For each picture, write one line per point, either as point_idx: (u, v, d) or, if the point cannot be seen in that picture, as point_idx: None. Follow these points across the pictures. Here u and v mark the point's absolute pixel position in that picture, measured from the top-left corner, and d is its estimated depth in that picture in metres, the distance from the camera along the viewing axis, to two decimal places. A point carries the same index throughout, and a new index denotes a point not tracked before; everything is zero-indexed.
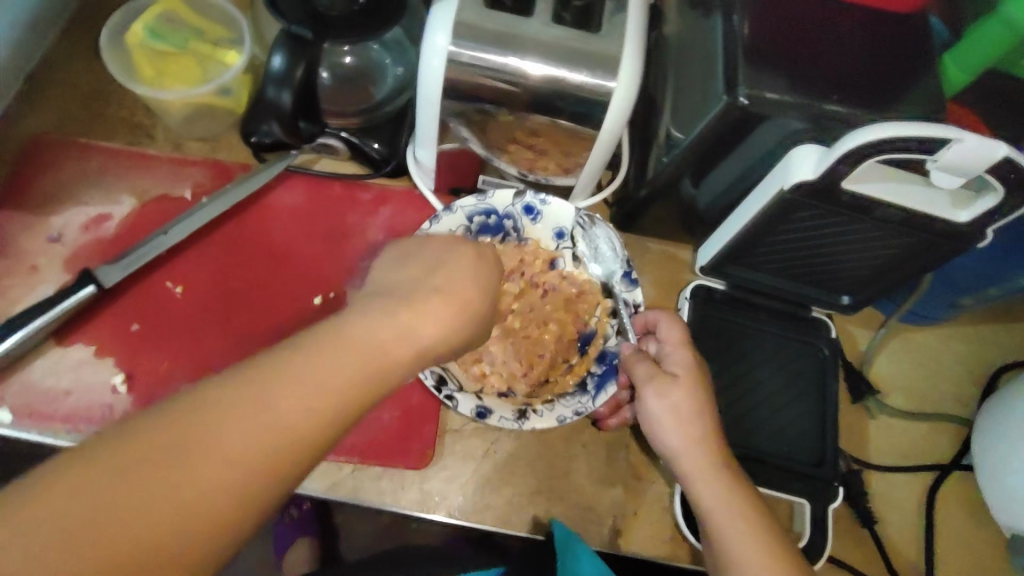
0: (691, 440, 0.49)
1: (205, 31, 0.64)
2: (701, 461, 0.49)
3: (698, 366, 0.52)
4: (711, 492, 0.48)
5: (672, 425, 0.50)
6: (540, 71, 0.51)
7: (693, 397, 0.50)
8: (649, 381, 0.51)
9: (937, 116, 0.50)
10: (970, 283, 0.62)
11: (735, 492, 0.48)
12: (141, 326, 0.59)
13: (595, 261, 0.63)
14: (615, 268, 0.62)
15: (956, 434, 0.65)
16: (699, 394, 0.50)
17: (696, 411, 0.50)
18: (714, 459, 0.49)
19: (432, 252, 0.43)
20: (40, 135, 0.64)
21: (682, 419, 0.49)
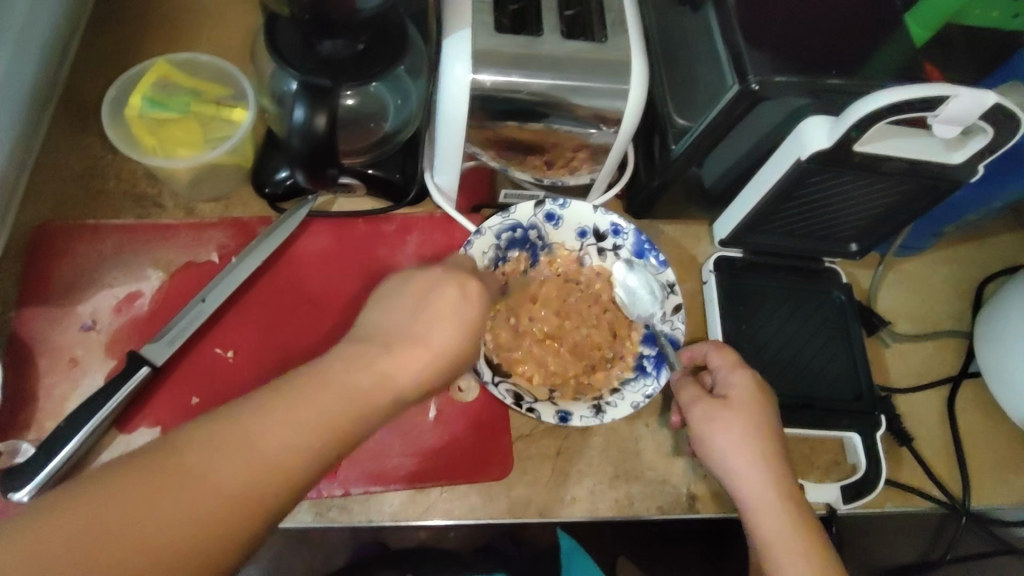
0: (745, 455, 0.53)
1: (202, 92, 0.63)
2: (755, 477, 0.52)
3: (752, 390, 0.55)
4: (764, 504, 0.52)
5: (735, 446, 0.53)
6: (499, 81, 0.53)
7: (747, 419, 0.54)
8: (699, 402, 0.56)
9: (918, 70, 0.56)
10: (952, 214, 0.69)
11: (786, 503, 0.52)
12: (201, 398, 0.59)
13: (634, 306, 0.64)
14: (655, 308, 0.64)
15: (956, 347, 0.73)
16: (756, 413, 0.54)
17: (749, 430, 0.54)
18: (769, 473, 0.53)
19: (425, 288, 0.48)
20: (45, 224, 0.62)
21: (739, 439, 0.53)
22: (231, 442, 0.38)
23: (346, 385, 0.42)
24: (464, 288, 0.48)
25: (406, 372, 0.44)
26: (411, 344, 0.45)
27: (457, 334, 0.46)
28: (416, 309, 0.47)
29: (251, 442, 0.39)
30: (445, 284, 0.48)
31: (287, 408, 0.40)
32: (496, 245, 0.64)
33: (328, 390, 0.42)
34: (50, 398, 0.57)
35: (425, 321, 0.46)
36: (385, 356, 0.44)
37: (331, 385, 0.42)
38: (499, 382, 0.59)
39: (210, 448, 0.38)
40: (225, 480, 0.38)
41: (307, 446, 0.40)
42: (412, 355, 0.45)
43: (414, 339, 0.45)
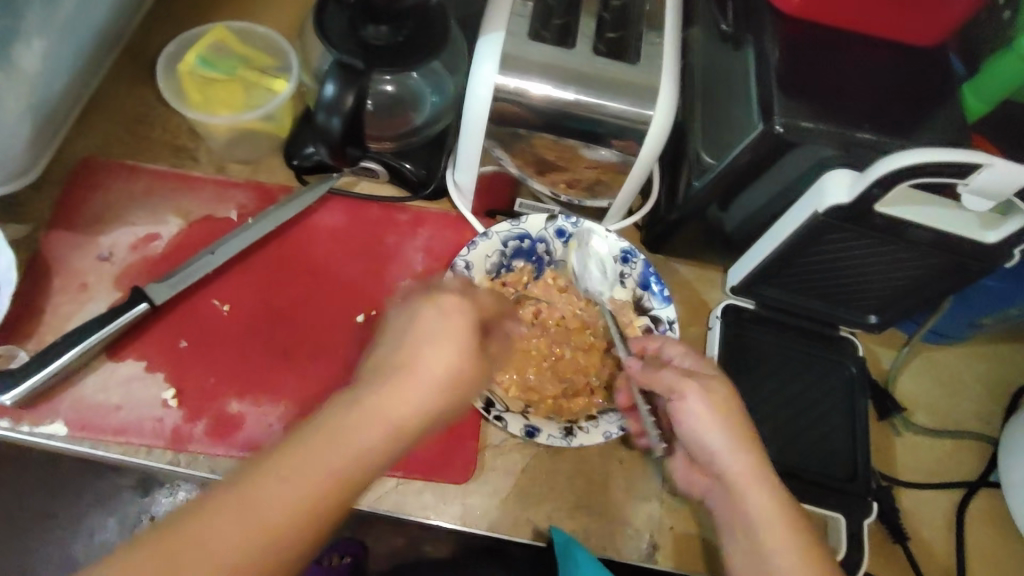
0: (732, 443, 0.50)
1: (252, 60, 0.67)
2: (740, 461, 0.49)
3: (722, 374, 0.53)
4: (753, 494, 0.49)
5: (707, 430, 0.50)
6: (526, 88, 0.54)
7: (726, 405, 0.51)
8: (676, 390, 0.52)
9: (965, 142, 0.52)
10: (990, 304, 0.64)
11: (775, 490, 0.49)
12: (189, 343, 0.61)
13: (583, 279, 0.65)
14: (603, 288, 0.65)
15: (979, 451, 0.67)
16: (721, 393, 0.51)
17: (732, 416, 0.50)
18: (752, 458, 0.50)
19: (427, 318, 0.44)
20: (89, 158, 0.66)
21: (724, 426, 0.50)
22: (228, 517, 0.35)
23: (347, 431, 0.39)
24: (440, 304, 0.44)
25: (404, 404, 0.40)
26: (402, 372, 0.41)
27: (455, 356, 0.43)
28: (404, 336, 0.43)
29: (274, 495, 0.36)
30: (427, 306, 0.45)
31: (287, 471, 0.36)
32: (500, 251, 0.63)
33: (327, 442, 0.38)
34: (54, 316, 0.60)
35: (414, 346, 0.43)
36: (400, 384, 0.41)
37: (332, 441, 0.38)
38: None
39: (206, 529, 0.34)
40: (246, 538, 0.35)
41: (311, 507, 0.36)
42: (410, 386, 0.41)
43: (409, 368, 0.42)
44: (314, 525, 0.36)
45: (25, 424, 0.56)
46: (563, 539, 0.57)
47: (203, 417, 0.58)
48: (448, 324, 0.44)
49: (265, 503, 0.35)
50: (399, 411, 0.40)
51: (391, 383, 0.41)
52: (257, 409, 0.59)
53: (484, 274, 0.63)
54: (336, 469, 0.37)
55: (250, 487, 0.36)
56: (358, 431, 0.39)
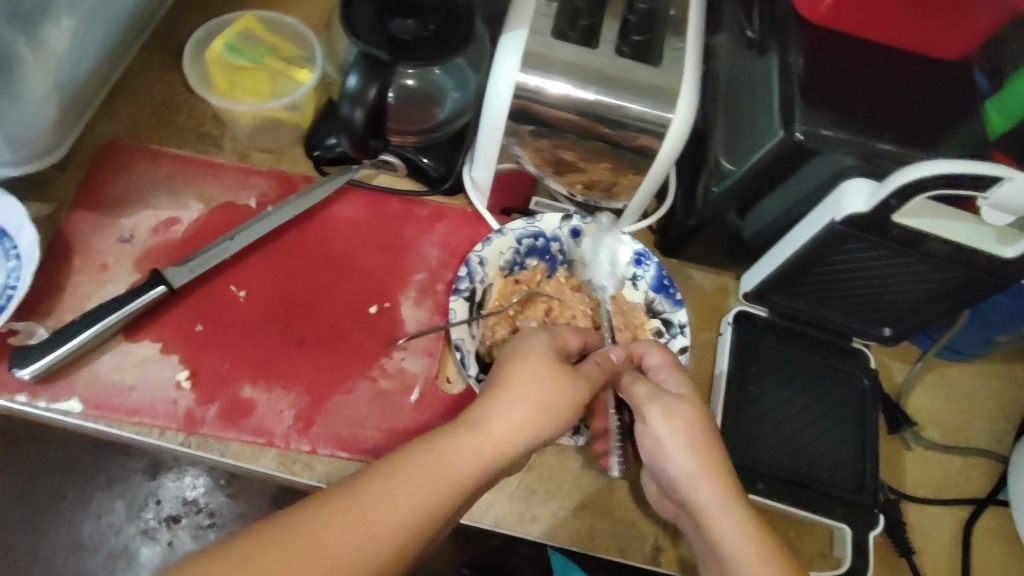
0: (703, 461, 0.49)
1: (278, 50, 0.68)
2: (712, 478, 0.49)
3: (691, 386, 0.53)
4: (723, 512, 0.48)
5: (674, 447, 0.50)
6: (549, 87, 0.54)
7: (695, 423, 0.50)
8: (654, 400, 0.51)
9: (987, 156, 0.52)
10: (1006, 321, 0.64)
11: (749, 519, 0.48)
12: (204, 327, 0.61)
13: (591, 268, 0.66)
14: (608, 282, 0.65)
15: (989, 468, 0.66)
16: (691, 412, 0.51)
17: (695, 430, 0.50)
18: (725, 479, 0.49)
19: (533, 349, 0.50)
20: (114, 141, 0.67)
21: (687, 439, 0.50)
22: (341, 523, 0.39)
23: (455, 455, 0.44)
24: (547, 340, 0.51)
25: (506, 427, 0.46)
26: (509, 399, 0.47)
27: (555, 387, 0.48)
28: (512, 366, 0.49)
29: (381, 511, 0.40)
30: (535, 335, 0.52)
31: (400, 479, 0.42)
32: (515, 249, 0.64)
33: (433, 461, 0.43)
34: (74, 295, 0.61)
35: (521, 375, 0.48)
36: (493, 420, 0.46)
37: (445, 460, 0.43)
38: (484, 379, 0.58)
39: (328, 523, 0.39)
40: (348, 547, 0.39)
41: (419, 514, 0.41)
42: (510, 412, 0.46)
43: (511, 395, 0.47)
44: (421, 529, 0.41)
45: (41, 400, 0.57)
46: None
47: (216, 400, 0.59)
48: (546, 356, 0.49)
49: (376, 510, 0.40)
50: (502, 433, 0.46)
51: (495, 407, 0.47)
52: (269, 394, 0.60)
53: (497, 271, 0.63)
54: (434, 484, 0.43)
55: (363, 497, 0.41)
56: (445, 470, 0.43)
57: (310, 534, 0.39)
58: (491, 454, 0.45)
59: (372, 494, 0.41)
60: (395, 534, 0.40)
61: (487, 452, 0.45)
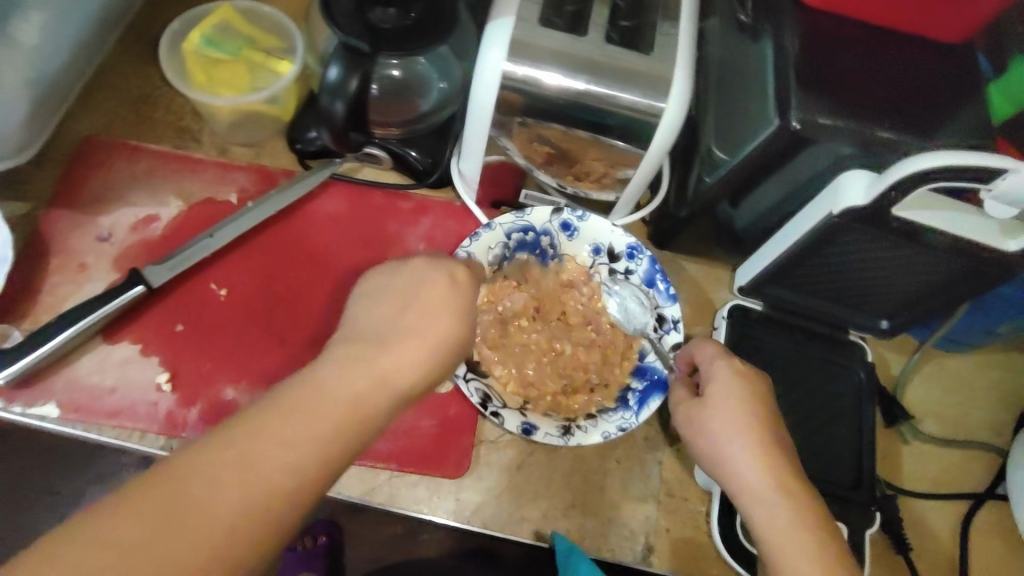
0: (735, 446, 0.47)
1: (256, 40, 0.66)
2: (741, 464, 0.46)
3: (738, 377, 0.50)
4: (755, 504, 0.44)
5: (714, 438, 0.48)
6: (535, 76, 0.52)
7: (723, 410, 0.48)
8: (685, 403, 0.52)
9: (988, 144, 0.50)
10: (1008, 312, 0.62)
11: (783, 510, 0.43)
12: (185, 326, 0.60)
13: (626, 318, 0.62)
14: (647, 319, 0.61)
15: (988, 462, 0.65)
16: (742, 393, 0.49)
17: (728, 417, 0.48)
18: (759, 464, 0.45)
19: (414, 274, 0.45)
20: (91, 137, 0.66)
21: (722, 432, 0.48)
22: (224, 467, 0.33)
23: (349, 383, 0.38)
24: (451, 273, 0.45)
25: (399, 362, 0.40)
26: (401, 336, 0.42)
27: (453, 323, 0.44)
28: (402, 303, 0.43)
29: (260, 448, 0.34)
30: (429, 270, 0.45)
31: (299, 412, 0.36)
32: (504, 243, 0.62)
33: (331, 390, 0.38)
34: (51, 296, 0.60)
35: (414, 313, 0.43)
36: (386, 352, 0.40)
37: (336, 388, 0.38)
38: (471, 378, 0.57)
39: (211, 470, 0.33)
40: (226, 502, 0.32)
41: (320, 457, 0.35)
42: (401, 349, 0.41)
43: (406, 332, 0.42)
44: (316, 469, 0.35)
45: (18, 405, 0.56)
46: (565, 547, 0.56)
47: (197, 402, 0.58)
48: (433, 290, 0.44)
49: (265, 451, 0.34)
50: (394, 371, 0.40)
51: (385, 346, 0.41)
52: (252, 395, 0.58)
53: (485, 267, 0.61)
54: (332, 418, 0.37)
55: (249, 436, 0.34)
56: (345, 402, 0.37)
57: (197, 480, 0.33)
58: (385, 390, 0.39)
59: (263, 436, 0.35)
60: (292, 476, 0.34)
61: (383, 382, 0.39)
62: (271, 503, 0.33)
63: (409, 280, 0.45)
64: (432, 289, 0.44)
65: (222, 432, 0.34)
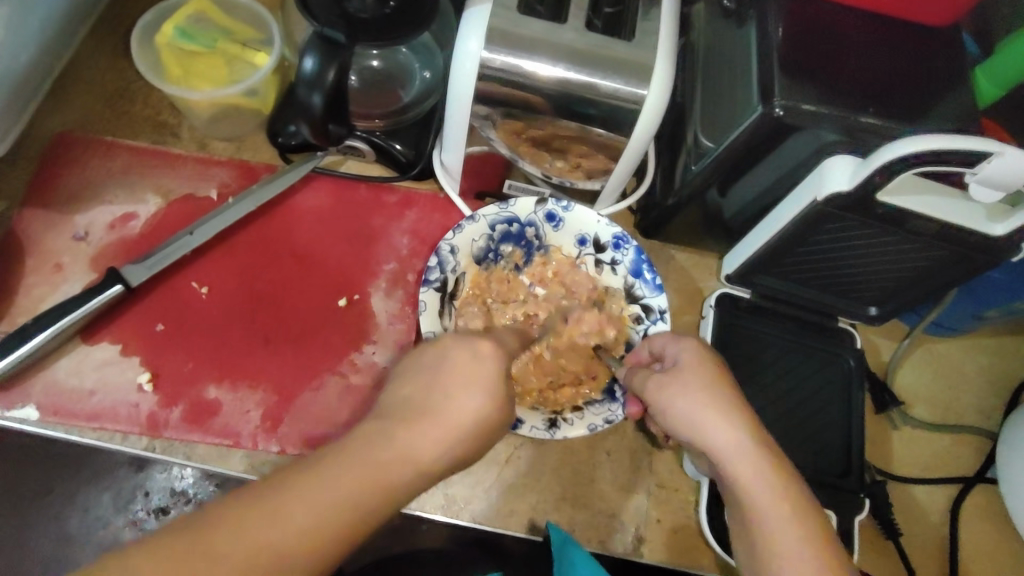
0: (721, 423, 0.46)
1: (233, 32, 0.65)
2: (728, 438, 0.46)
3: (703, 354, 0.50)
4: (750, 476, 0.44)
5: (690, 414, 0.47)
6: (515, 64, 0.51)
7: (698, 382, 0.48)
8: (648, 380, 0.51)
9: (975, 127, 0.49)
10: (997, 297, 0.62)
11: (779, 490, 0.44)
12: (166, 326, 0.59)
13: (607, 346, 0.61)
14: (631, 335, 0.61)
15: (978, 446, 0.65)
16: (705, 369, 0.49)
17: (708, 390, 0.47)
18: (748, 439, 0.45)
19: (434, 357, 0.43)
20: (65, 134, 0.64)
21: (698, 405, 0.47)
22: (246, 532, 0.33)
23: (375, 458, 0.37)
24: (476, 346, 0.43)
25: (426, 448, 0.39)
26: (430, 417, 0.40)
27: (485, 403, 0.41)
28: (427, 381, 0.42)
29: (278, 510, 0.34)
30: (456, 347, 0.43)
31: (326, 488, 0.35)
32: (489, 235, 0.61)
33: (363, 466, 0.37)
34: (27, 297, 0.58)
35: (439, 388, 0.42)
36: (415, 440, 0.39)
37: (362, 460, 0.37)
38: None
39: (238, 532, 0.33)
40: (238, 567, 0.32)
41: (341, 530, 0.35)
42: (431, 429, 0.40)
43: (430, 410, 0.40)
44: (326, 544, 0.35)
45: None
46: (559, 536, 0.55)
47: (179, 402, 0.57)
48: (462, 364, 0.42)
49: (293, 521, 0.34)
50: (421, 453, 0.39)
51: (414, 427, 0.39)
52: (235, 394, 0.58)
53: (470, 259, 0.61)
54: (358, 495, 0.36)
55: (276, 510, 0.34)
56: (370, 480, 0.37)
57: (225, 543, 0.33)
58: (411, 472, 0.38)
59: (282, 502, 0.34)
60: (311, 551, 0.34)
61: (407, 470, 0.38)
62: (287, 572, 0.33)
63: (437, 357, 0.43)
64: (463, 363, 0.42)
65: (251, 497, 0.34)
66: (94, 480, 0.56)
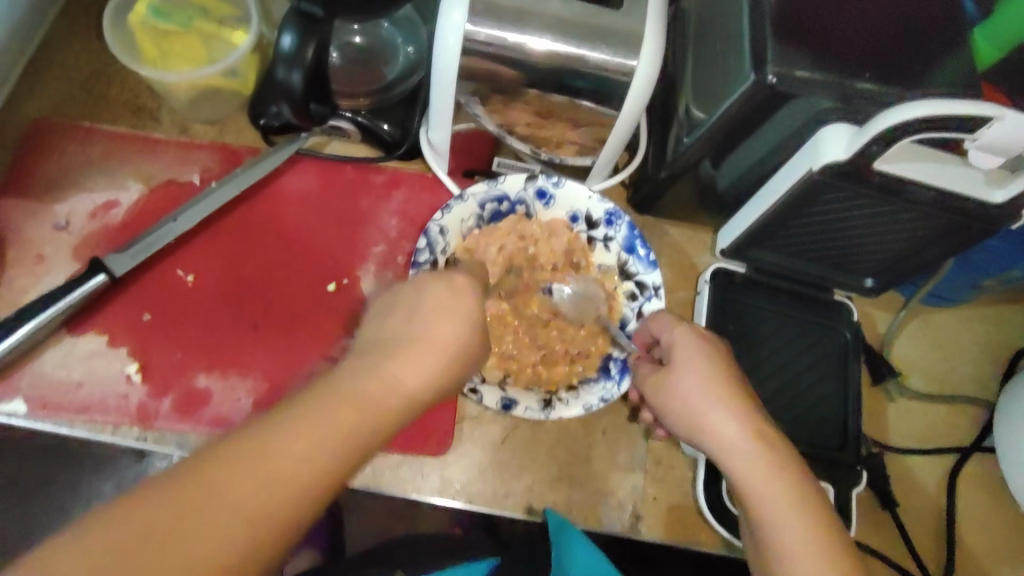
0: (718, 402, 0.46)
1: (209, 10, 0.62)
2: (724, 417, 0.46)
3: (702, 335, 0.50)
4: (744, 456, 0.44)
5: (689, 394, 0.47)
6: (500, 35, 0.49)
7: (698, 362, 0.48)
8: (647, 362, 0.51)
9: (975, 92, 0.48)
10: (995, 266, 0.61)
11: (779, 468, 0.44)
12: (153, 315, 0.58)
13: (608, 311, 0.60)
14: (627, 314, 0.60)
15: (975, 416, 0.65)
16: (704, 349, 0.49)
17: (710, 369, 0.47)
18: (743, 417, 0.45)
19: (412, 298, 0.43)
20: (41, 121, 0.62)
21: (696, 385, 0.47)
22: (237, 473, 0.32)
23: (359, 390, 0.37)
24: (450, 281, 0.43)
25: (412, 377, 0.39)
26: (412, 346, 0.40)
27: (465, 331, 0.42)
28: (404, 310, 0.42)
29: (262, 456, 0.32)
30: (430, 283, 0.43)
31: (308, 419, 0.34)
32: (478, 214, 0.60)
33: (346, 394, 0.36)
34: (9, 288, 0.57)
35: (422, 317, 0.42)
36: (392, 364, 0.39)
37: (354, 393, 0.36)
38: None
39: (235, 457, 0.32)
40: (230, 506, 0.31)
41: (340, 452, 0.34)
42: (415, 359, 0.40)
43: (415, 338, 0.40)
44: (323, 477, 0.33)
45: None
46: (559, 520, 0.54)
47: (170, 392, 0.56)
48: (437, 298, 0.43)
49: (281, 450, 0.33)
50: (411, 382, 0.39)
51: (397, 360, 0.39)
52: (226, 382, 0.57)
53: (459, 239, 0.60)
54: (347, 425, 0.35)
55: (262, 434, 0.33)
56: (358, 410, 0.36)
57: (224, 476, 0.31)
58: (399, 403, 0.38)
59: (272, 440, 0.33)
60: (306, 470, 0.33)
61: (394, 395, 0.38)
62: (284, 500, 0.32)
63: (426, 290, 0.43)
64: (441, 294, 0.43)
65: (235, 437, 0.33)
66: (96, 470, 0.55)
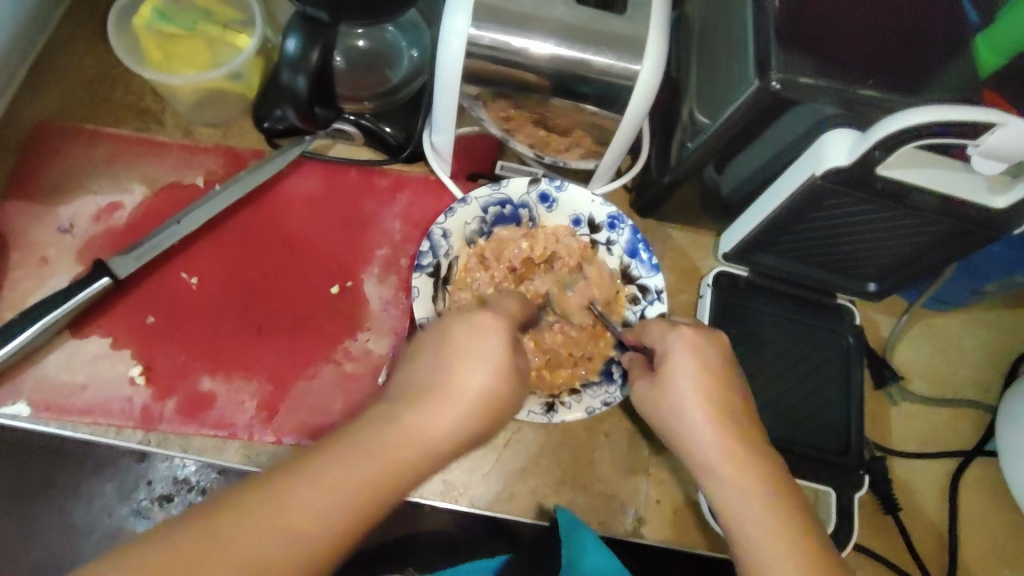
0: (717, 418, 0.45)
1: (214, 13, 0.63)
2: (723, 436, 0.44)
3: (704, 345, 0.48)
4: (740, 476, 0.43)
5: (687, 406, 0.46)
6: (505, 40, 0.49)
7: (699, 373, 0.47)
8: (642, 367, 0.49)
9: (977, 97, 0.48)
10: (996, 270, 0.61)
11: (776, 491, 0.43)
12: (156, 318, 0.58)
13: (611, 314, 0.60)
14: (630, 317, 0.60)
15: (976, 419, 0.65)
16: (705, 360, 0.47)
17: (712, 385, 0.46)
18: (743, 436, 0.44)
19: (458, 348, 0.42)
20: (45, 124, 0.63)
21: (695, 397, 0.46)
22: (259, 525, 0.33)
23: (390, 441, 0.37)
24: (476, 322, 0.43)
25: (438, 424, 0.39)
26: (443, 397, 0.40)
27: (495, 381, 0.41)
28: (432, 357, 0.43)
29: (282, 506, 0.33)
30: (455, 324, 0.43)
31: (330, 468, 0.35)
32: (481, 218, 0.60)
33: (376, 445, 0.37)
34: (14, 291, 0.57)
35: (451, 366, 0.41)
36: (421, 413, 0.39)
37: (377, 439, 0.37)
38: None
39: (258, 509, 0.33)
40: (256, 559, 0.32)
41: (364, 503, 0.35)
42: (444, 408, 0.40)
43: (445, 387, 0.40)
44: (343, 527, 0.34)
45: None
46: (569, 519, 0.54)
47: (173, 395, 0.56)
48: (470, 342, 0.42)
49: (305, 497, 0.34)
50: (434, 432, 0.39)
51: (425, 405, 0.39)
52: (229, 385, 0.57)
53: (463, 242, 0.60)
54: (371, 474, 0.36)
55: (286, 485, 0.34)
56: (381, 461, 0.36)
57: (235, 525, 0.32)
58: (427, 454, 0.38)
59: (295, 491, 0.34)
60: (325, 519, 0.34)
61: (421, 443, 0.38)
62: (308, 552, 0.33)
63: (466, 333, 0.43)
64: (485, 346, 0.42)
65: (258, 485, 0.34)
66: (95, 473, 0.54)
